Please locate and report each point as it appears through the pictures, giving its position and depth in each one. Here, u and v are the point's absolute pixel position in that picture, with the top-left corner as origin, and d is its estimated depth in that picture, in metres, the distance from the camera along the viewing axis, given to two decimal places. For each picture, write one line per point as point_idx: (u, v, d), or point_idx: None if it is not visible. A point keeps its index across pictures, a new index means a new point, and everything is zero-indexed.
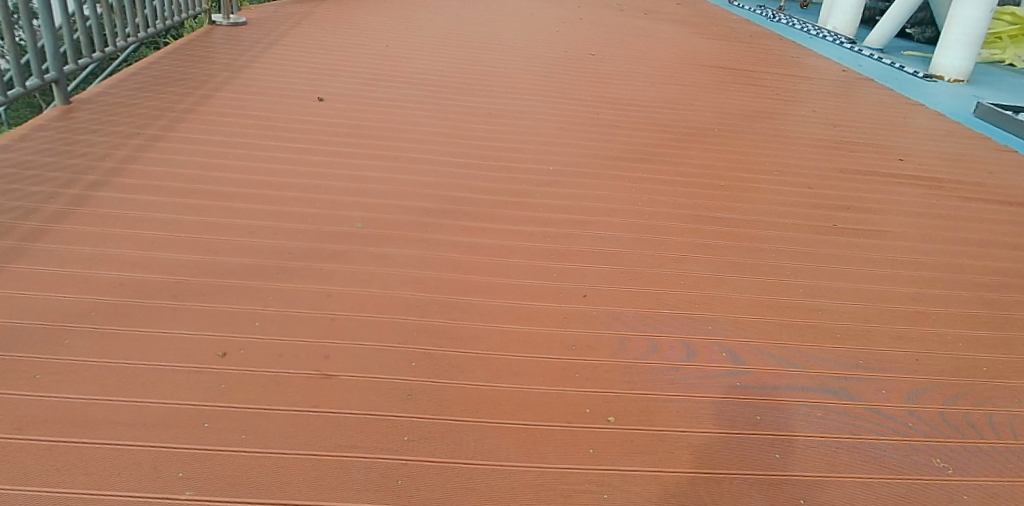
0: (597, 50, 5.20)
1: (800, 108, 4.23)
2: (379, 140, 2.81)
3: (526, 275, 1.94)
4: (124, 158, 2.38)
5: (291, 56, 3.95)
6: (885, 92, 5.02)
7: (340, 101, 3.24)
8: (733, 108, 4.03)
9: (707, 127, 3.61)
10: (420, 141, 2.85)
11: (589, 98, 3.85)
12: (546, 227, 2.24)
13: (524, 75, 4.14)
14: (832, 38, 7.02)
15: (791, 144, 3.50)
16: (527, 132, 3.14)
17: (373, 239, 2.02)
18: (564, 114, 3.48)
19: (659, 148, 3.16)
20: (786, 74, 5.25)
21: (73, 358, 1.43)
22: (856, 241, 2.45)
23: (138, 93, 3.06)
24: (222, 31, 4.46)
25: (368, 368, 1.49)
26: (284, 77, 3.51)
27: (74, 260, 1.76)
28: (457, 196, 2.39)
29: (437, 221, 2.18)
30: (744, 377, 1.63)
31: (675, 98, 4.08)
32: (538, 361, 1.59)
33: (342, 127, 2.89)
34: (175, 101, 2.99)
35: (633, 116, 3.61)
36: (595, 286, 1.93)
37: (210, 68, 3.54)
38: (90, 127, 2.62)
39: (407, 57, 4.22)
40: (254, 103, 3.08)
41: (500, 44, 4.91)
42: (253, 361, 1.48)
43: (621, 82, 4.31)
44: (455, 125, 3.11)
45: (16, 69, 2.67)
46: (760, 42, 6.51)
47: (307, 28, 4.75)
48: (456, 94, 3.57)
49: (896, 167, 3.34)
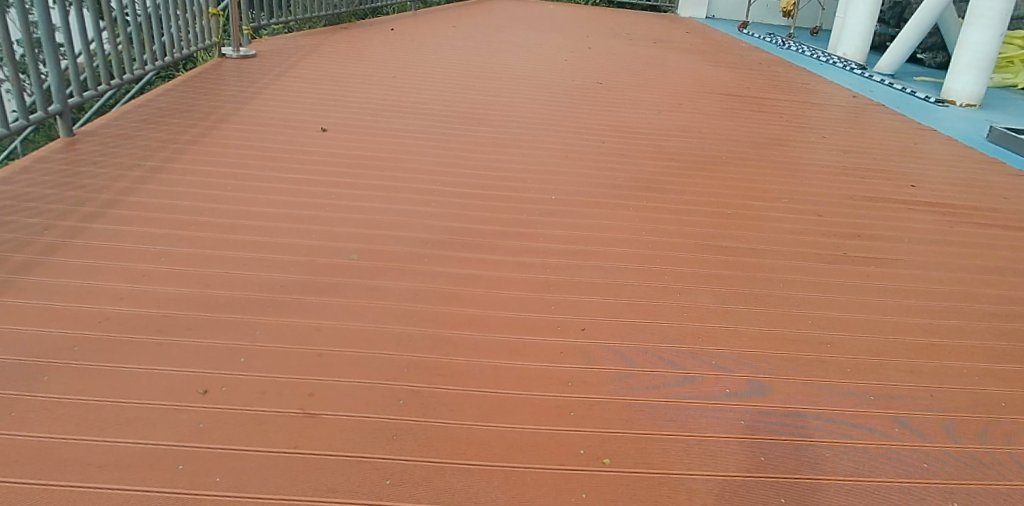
0: (604, 78, 5.19)
1: (809, 135, 4.20)
2: (381, 170, 2.81)
3: (524, 308, 1.89)
4: (121, 191, 2.37)
5: (298, 87, 3.98)
6: (897, 118, 4.98)
7: (342, 131, 3.24)
8: (742, 135, 4.01)
9: (714, 154, 3.58)
10: (424, 171, 2.84)
11: (596, 126, 3.84)
12: (546, 258, 2.20)
13: (531, 104, 4.14)
14: (843, 64, 7.03)
15: (799, 171, 3.47)
16: (531, 160, 3.13)
17: (368, 271, 1.99)
18: (569, 143, 3.46)
19: (664, 175, 3.14)
20: (795, 100, 5.22)
21: (51, 395, 1.40)
22: (865, 270, 2.39)
23: (142, 125, 3.07)
24: (231, 63, 4.50)
25: (353, 407, 1.45)
26: (291, 108, 3.53)
27: (63, 294, 1.73)
28: (456, 226, 2.36)
29: (435, 253, 2.15)
30: (748, 414, 1.56)
31: (683, 126, 4.06)
32: (531, 397, 1.54)
33: (345, 158, 2.89)
34: (178, 133, 2.99)
35: (639, 145, 3.59)
36: (595, 319, 1.87)
37: (217, 100, 3.55)
38: (91, 159, 2.62)
39: (416, 87, 4.24)
40: (257, 134, 3.08)
41: (509, 73, 4.93)
42: (236, 399, 1.43)
43: (627, 110, 4.30)
44: (460, 154, 3.11)
45: (37, 98, 2.69)
46: (769, 69, 6.48)
47: (318, 60, 4.80)
48: (462, 124, 3.57)
49: (908, 194, 3.28)
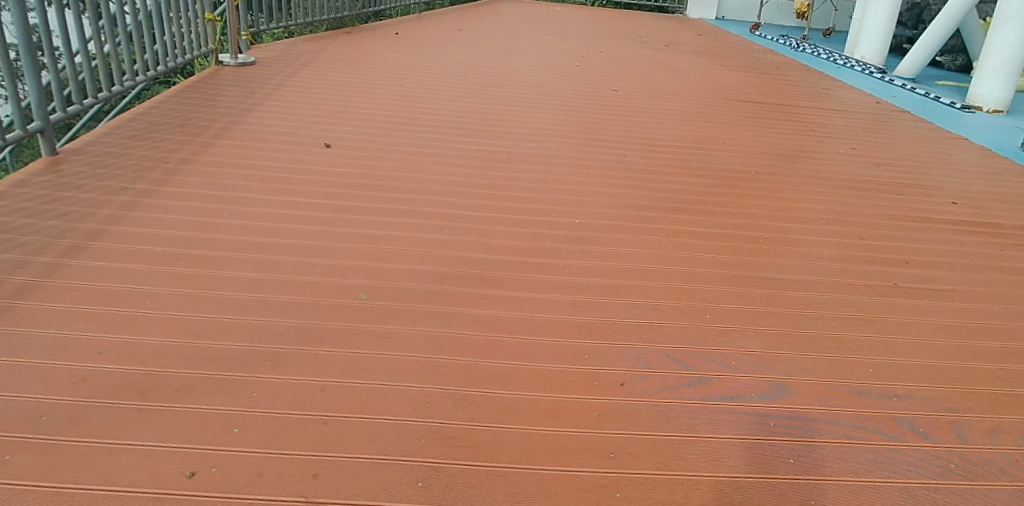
0: (618, 85, 4.98)
1: (837, 146, 3.99)
2: (389, 190, 2.60)
3: (554, 358, 1.68)
4: (106, 219, 2.16)
5: (299, 98, 3.77)
6: (923, 126, 4.78)
7: (347, 147, 3.03)
8: (767, 146, 3.80)
9: (742, 168, 3.37)
10: (436, 192, 2.64)
11: (614, 138, 3.63)
12: (574, 295, 1.99)
13: (545, 114, 3.92)
14: (861, 68, 6.82)
15: (833, 187, 3.26)
16: (549, 178, 2.92)
17: (378, 314, 1.78)
18: (588, 158, 3.25)
19: (692, 194, 2.93)
20: (817, 107, 5.02)
21: (11, 483, 1.19)
22: (921, 304, 2.18)
23: (132, 141, 2.86)
24: (229, 71, 4.29)
25: (364, 492, 1.24)
26: (292, 121, 3.32)
27: (33, 348, 1.53)
28: (473, 258, 2.15)
29: (451, 291, 1.94)
30: (820, 492, 1.35)
31: (704, 137, 3.85)
32: (569, 474, 1.33)
33: (350, 177, 2.68)
34: (170, 150, 2.78)
35: (662, 158, 3.37)
36: (633, 371, 1.66)
37: (213, 113, 3.34)
38: (75, 182, 2.41)
39: (423, 96, 4.04)
40: (256, 151, 2.87)
41: (519, 80, 4.72)
42: (228, 483, 1.23)
43: (645, 119, 4.09)
44: (473, 171, 2.90)
45: (16, 115, 2.48)
46: (786, 74, 6.27)
47: (321, 67, 4.60)
48: (474, 137, 3.36)
49: (950, 212, 3.07)
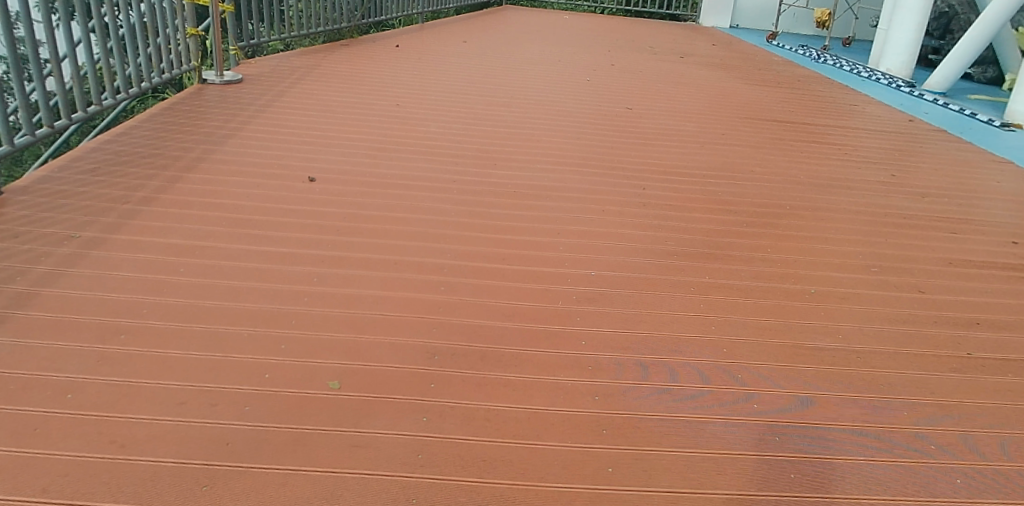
0: (633, 102, 4.65)
1: (874, 172, 3.65)
2: (379, 235, 2.27)
3: (570, 474, 1.35)
4: (41, 279, 1.83)
5: (288, 120, 3.46)
6: (963, 147, 4.43)
7: (334, 179, 2.70)
8: (799, 174, 3.46)
9: (775, 201, 3.02)
10: (432, 236, 2.31)
11: (632, 165, 3.29)
12: (593, 377, 1.65)
13: (555, 138, 3.58)
14: (888, 81, 6.47)
15: (878, 223, 2.91)
16: (562, 216, 2.59)
17: (353, 412, 1.45)
18: (604, 191, 2.90)
19: (723, 235, 2.58)
20: (847, 126, 4.67)
21: None
22: (1005, 381, 1.83)
23: (90, 174, 2.53)
24: (214, 90, 3.97)
25: None
26: (277, 148, 3.00)
27: None
28: (473, 325, 1.81)
29: (444, 375, 1.60)
30: None
31: (731, 163, 3.51)
32: None
33: (335, 219, 2.36)
34: (133, 186, 2.46)
35: (686, 190, 3.03)
36: (669, 493, 1.32)
37: (188, 139, 3.02)
38: (14, 228, 2.09)
39: (424, 117, 3.72)
40: (231, 186, 2.55)
41: (527, 98, 4.39)
42: None
43: (665, 142, 3.76)
44: (475, 209, 2.57)
45: None
46: (810, 88, 5.92)
47: (315, 83, 4.29)
48: (477, 165, 3.03)
49: (1013, 254, 2.72)
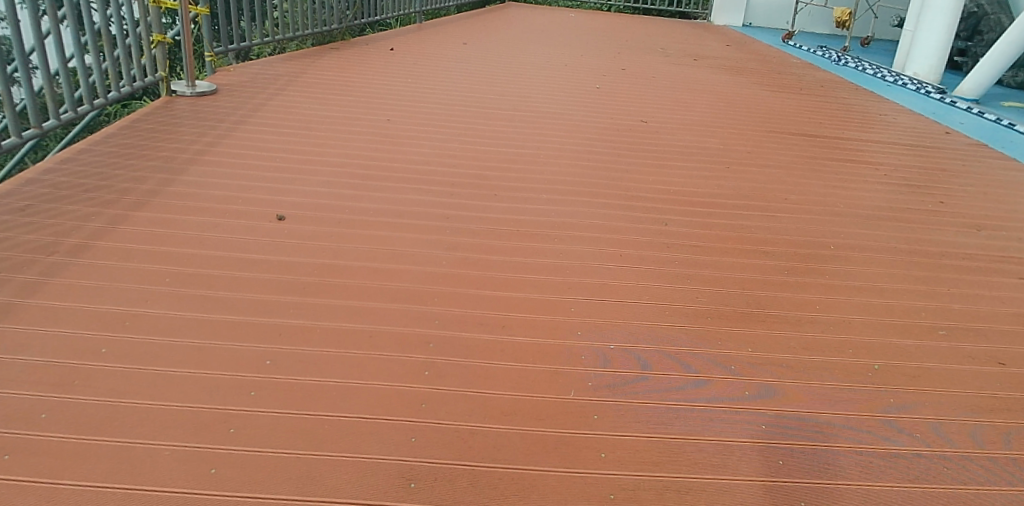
0: (648, 114, 4.26)
1: (918, 198, 3.27)
2: (353, 295, 1.89)
3: None
4: None
5: (262, 138, 3.08)
6: (1011, 164, 4.03)
7: (306, 217, 2.32)
8: (837, 202, 3.07)
9: (815, 238, 2.64)
10: (416, 295, 1.93)
11: (650, 193, 2.91)
12: None
13: (562, 160, 3.19)
14: (916, 86, 6.06)
15: (935, 265, 2.52)
16: (572, 264, 2.20)
17: None
18: (619, 228, 2.52)
19: (760, 287, 2.20)
20: (880, 140, 4.28)
21: None
22: None
23: (18, 213, 2.16)
24: (185, 103, 3.59)
25: None
26: (245, 176, 2.62)
27: None
28: (461, 432, 1.43)
29: None
30: None
31: (760, 189, 3.13)
32: None
33: (303, 273, 1.98)
34: (66, 230, 2.09)
35: (713, 225, 2.65)
36: None
37: (144, 165, 2.65)
38: None
39: (416, 134, 3.34)
40: (184, 228, 2.17)
41: (531, 111, 4.01)
42: None
43: (684, 163, 3.37)
44: (471, 255, 2.19)
45: None
46: (835, 95, 5.52)
47: (299, 93, 3.90)
48: (474, 196, 2.65)
49: None
